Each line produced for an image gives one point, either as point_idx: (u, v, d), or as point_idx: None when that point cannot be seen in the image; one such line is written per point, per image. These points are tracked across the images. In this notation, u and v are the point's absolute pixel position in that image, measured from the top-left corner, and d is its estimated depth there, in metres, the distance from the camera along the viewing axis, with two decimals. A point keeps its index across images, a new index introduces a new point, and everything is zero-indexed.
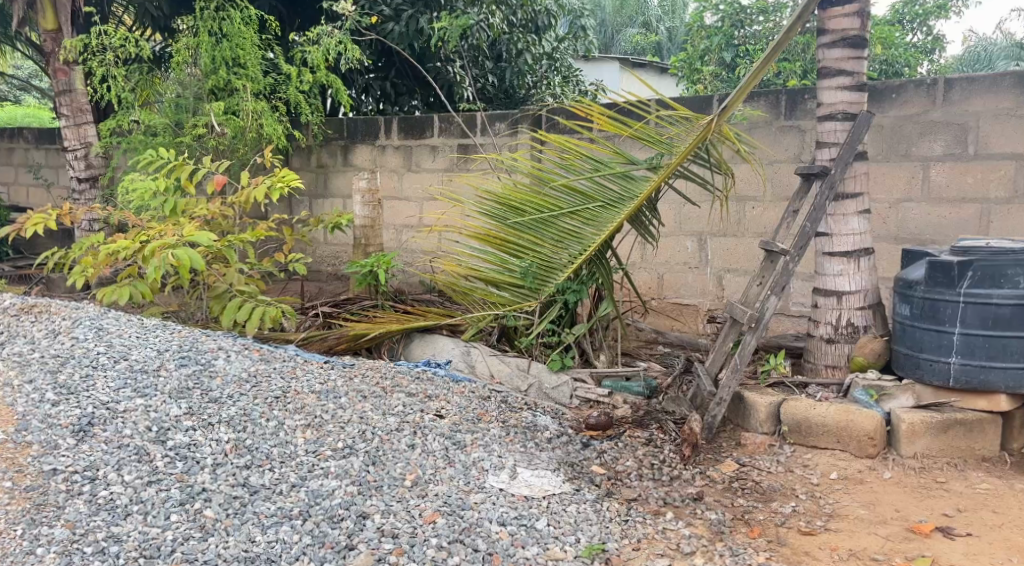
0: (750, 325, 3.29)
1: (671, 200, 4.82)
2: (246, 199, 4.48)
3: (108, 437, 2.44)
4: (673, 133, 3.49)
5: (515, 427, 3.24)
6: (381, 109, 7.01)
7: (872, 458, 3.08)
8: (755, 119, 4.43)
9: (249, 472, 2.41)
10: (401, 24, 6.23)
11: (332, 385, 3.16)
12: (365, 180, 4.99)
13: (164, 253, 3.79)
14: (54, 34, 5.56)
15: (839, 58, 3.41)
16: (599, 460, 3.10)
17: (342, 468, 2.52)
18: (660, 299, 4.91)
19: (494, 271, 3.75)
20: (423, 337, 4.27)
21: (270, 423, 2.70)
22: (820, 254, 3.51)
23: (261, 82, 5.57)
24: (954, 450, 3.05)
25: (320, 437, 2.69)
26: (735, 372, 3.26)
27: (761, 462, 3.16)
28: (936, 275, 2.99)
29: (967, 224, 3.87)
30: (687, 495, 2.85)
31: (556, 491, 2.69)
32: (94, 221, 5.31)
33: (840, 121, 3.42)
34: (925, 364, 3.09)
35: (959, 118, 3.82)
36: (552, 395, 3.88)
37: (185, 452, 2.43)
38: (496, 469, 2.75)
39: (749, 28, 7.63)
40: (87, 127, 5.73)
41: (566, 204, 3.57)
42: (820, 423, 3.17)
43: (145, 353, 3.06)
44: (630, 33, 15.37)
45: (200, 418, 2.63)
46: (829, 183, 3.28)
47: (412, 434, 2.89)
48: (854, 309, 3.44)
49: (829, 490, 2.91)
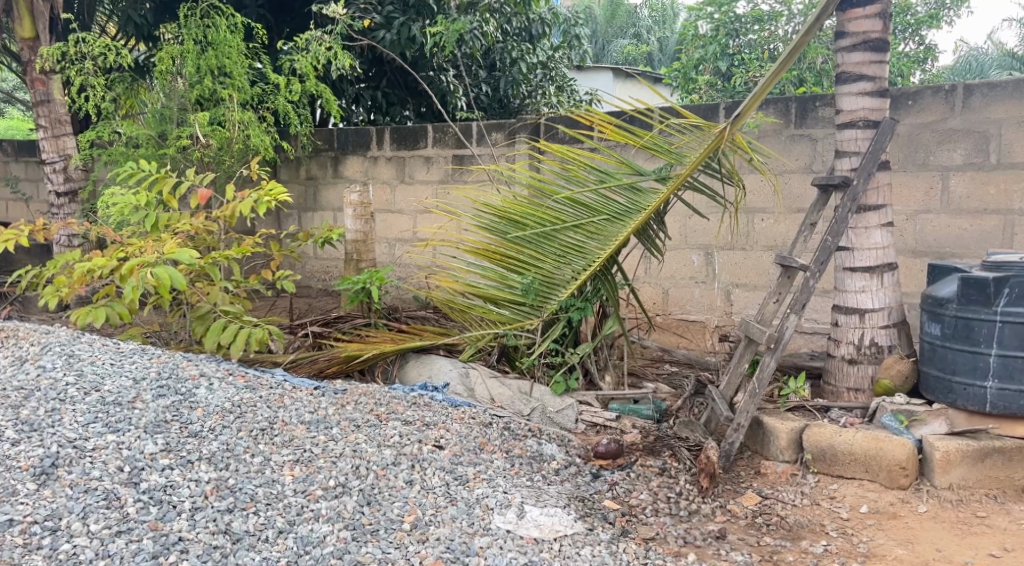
0: (769, 345, 3.07)
1: (677, 212, 4.62)
2: (231, 213, 4.25)
3: (74, 480, 2.18)
4: (682, 142, 3.27)
5: (520, 458, 3.03)
6: (372, 119, 6.81)
7: (904, 490, 2.88)
8: (765, 127, 4.23)
9: (231, 517, 2.15)
10: (393, 32, 6.05)
11: (322, 415, 2.93)
12: (357, 192, 4.77)
13: (143, 271, 3.52)
14: (32, 43, 5.32)
15: (858, 62, 3.22)
16: (612, 493, 2.89)
17: (335, 510, 2.29)
18: (665, 315, 4.72)
19: (494, 288, 3.58)
20: (419, 358, 4.05)
21: (255, 460, 2.46)
22: (841, 269, 3.31)
23: (248, 91, 5.34)
24: (992, 481, 2.85)
25: (310, 474, 2.45)
26: (754, 397, 3.06)
27: (785, 494, 2.95)
28: (970, 292, 2.80)
29: (990, 237, 3.68)
30: (710, 533, 2.64)
31: (569, 531, 2.45)
32: (75, 237, 5.06)
33: (861, 128, 3.22)
34: (958, 389, 2.89)
35: (980, 126, 3.65)
36: (556, 419, 3.66)
37: (160, 495, 2.17)
38: (502, 507, 2.51)
39: (744, 38, 7.44)
40: (66, 139, 5.48)
41: (569, 217, 3.37)
42: (847, 451, 2.97)
43: (119, 383, 2.81)
44: (621, 44, 15.20)
45: (178, 456, 2.37)
46: (852, 195, 3.08)
47: (411, 468, 2.66)
48: (877, 328, 3.24)
49: (861, 526, 2.71)
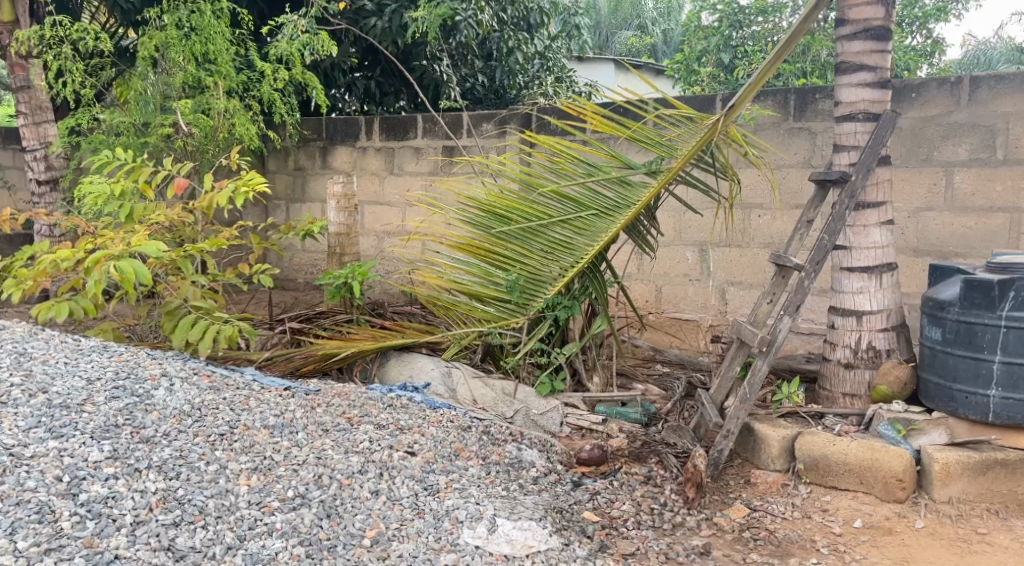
0: (760, 349, 2.90)
1: (670, 207, 4.46)
2: (208, 204, 4.10)
3: (6, 491, 2.03)
4: (674, 135, 3.12)
5: (498, 465, 2.89)
6: (365, 109, 6.68)
7: (901, 504, 2.73)
8: (762, 119, 4.07)
9: (176, 531, 2.00)
10: (384, 19, 5.90)
11: (288, 418, 2.78)
12: (340, 184, 4.58)
13: (108, 265, 3.36)
14: (10, 27, 5.16)
15: (859, 51, 3.05)
16: (592, 504, 2.75)
17: (290, 524, 2.14)
18: (658, 313, 4.56)
19: (479, 284, 3.42)
20: (400, 357, 3.89)
21: (210, 468, 2.31)
22: (838, 269, 3.15)
23: (234, 78, 5.18)
24: (994, 495, 2.70)
25: (267, 484, 2.31)
26: (744, 403, 2.91)
27: (775, 506, 2.81)
28: (974, 295, 2.64)
29: (996, 236, 3.51)
30: (693, 549, 2.50)
31: (542, 547, 2.30)
32: (54, 227, 4.93)
33: (861, 121, 3.05)
34: (959, 397, 2.74)
35: (987, 120, 3.48)
36: (539, 422, 3.52)
37: (99, 508, 2.02)
38: (472, 521, 2.35)
39: (748, 29, 7.25)
40: (47, 125, 5.34)
41: (556, 212, 3.21)
42: (841, 461, 2.82)
43: (70, 384, 2.67)
44: (625, 36, 14.96)
45: (124, 464, 2.22)
46: (850, 192, 2.91)
47: (378, 477, 2.52)
48: (875, 331, 3.08)
49: (854, 542, 2.56)
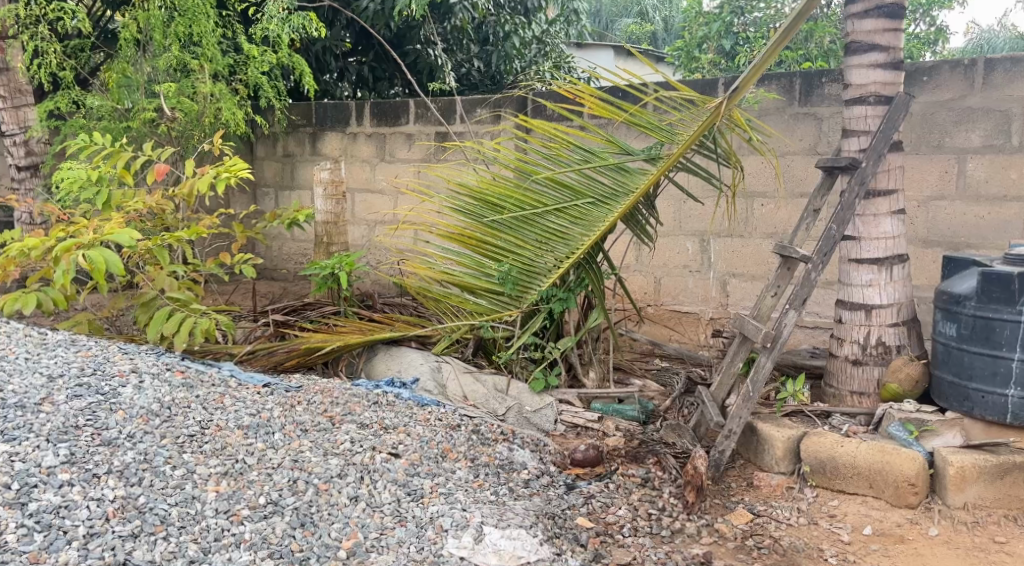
0: (765, 345, 2.73)
1: (670, 195, 4.29)
2: (189, 191, 3.93)
3: None
4: (674, 119, 2.95)
5: (487, 467, 2.74)
6: (358, 95, 6.51)
7: (913, 509, 2.58)
8: (766, 104, 3.89)
9: (133, 544, 1.85)
10: (376, 3, 5.63)
11: (265, 418, 2.63)
12: (328, 170, 4.41)
13: (77, 254, 3.19)
14: None
15: (871, 30, 2.88)
16: (586, 508, 2.60)
17: (260, 535, 1.99)
18: (657, 305, 4.40)
19: (470, 276, 3.24)
20: (388, 351, 3.73)
21: (175, 473, 2.16)
22: (845, 261, 2.99)
23: (220, 61, 4.98)
24: (1012, 500, 2.54)
25: (237, 491, 2.15)
26: (747, 401, 2.76)
27: (780, 511, 2.66)
28: (992, 289, 2.48)
29: (1010, 226, 3.35)
30: (693, 559, 2.35)
31: (532, 558, 2.14)
32: (32, 215, 4.75)
33: (872, 104, 2.88)
34: (975, 397, 2.59)
35: (1002, 104, 3.31)
36: (533, 420, 3.36)
37: (49, 519, 1.87)
38: (457, 529, 2.19)
39: (750, 15, 7.04)
40: (26, 110, 5.12)
41: (550, 201, 3.03)
42: (849, 463, 2.67)
43: (29, 383, 2.52)
44: (625, 23, 14.70)
45: (80, 470, 2.07)
46: (859, 178, 2.77)
47: (358, 481, 2.37)
48: (885, 326, 2.93)
49: (864, 551, 2.41)
